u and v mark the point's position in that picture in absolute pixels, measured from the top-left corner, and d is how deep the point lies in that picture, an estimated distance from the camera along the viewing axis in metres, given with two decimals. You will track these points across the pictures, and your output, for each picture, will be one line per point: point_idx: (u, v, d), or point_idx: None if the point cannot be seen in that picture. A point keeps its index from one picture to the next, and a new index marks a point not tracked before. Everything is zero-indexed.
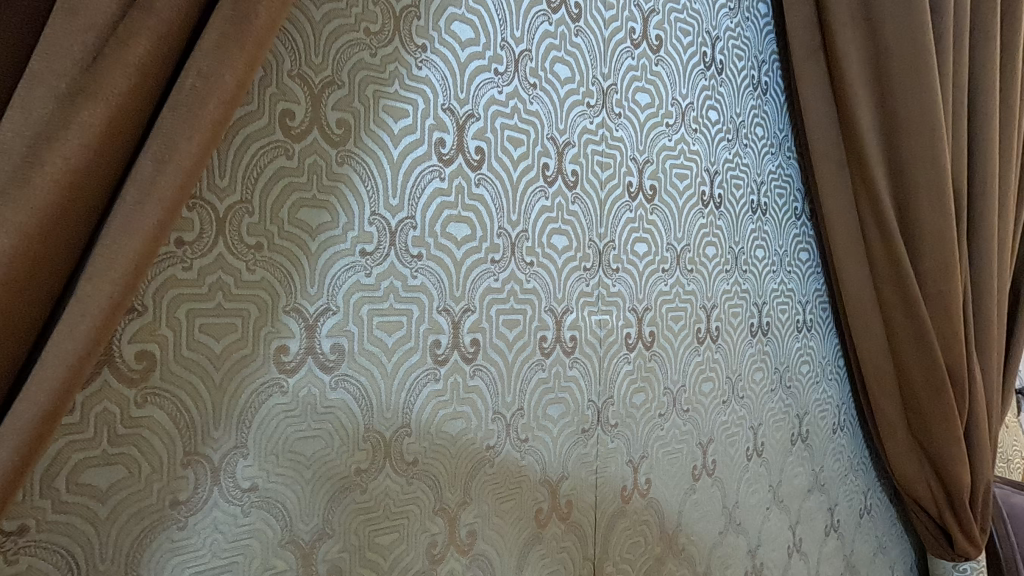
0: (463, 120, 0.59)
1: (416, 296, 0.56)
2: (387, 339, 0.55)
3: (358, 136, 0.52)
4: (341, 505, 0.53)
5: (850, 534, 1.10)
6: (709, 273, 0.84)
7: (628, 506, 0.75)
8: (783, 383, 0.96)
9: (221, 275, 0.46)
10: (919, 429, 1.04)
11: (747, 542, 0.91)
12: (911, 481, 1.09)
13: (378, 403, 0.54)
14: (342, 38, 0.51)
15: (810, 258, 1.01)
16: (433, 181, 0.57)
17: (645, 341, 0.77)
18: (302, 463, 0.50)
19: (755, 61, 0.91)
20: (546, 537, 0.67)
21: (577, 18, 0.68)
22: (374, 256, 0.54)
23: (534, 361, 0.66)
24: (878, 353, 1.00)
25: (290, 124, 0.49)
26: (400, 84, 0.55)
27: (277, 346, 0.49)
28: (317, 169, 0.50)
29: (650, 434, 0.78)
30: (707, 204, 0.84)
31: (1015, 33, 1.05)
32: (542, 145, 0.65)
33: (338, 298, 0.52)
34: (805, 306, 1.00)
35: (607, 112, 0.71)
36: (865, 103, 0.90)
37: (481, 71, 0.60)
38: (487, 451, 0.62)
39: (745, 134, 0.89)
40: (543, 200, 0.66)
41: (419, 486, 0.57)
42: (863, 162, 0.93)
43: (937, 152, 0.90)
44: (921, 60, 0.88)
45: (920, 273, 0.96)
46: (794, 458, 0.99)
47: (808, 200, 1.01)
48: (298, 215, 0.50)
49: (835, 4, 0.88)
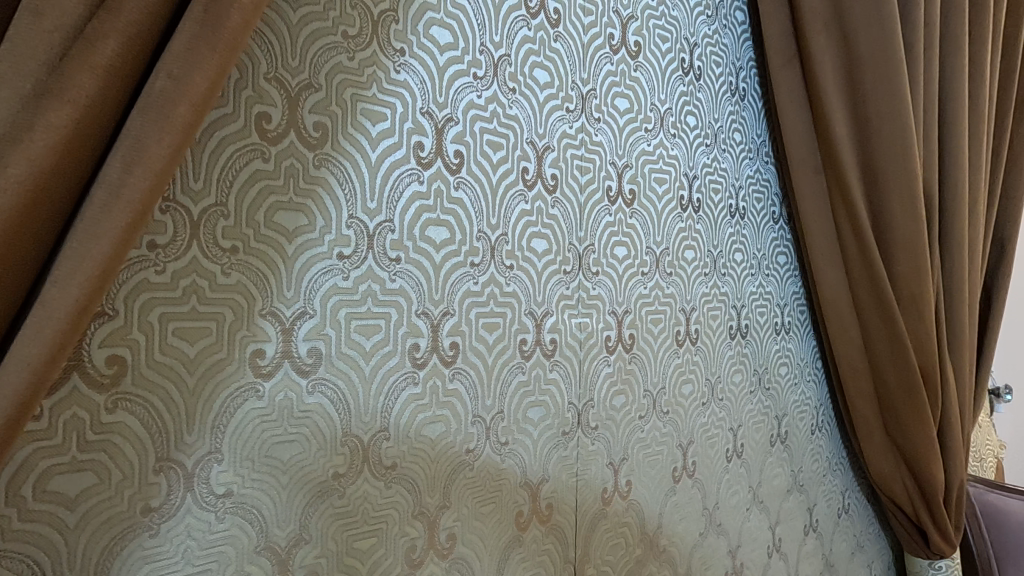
0: (441, 124, 0.59)
1: (395, 299, 0.56)
2: (365, 343, 0.55)
3: (336, 140, 0.52)
4: (319, 510, 0.52)
5: (829, 534, 1.11)
6: (688, 277, 0.85)
7: (609, 508, 0.76)
8: (762, 385, 0.98)
9: (195, 278, 0.46)
10: (894, 430, 1.06)
11: (727, 542, 0.92)
12: (888, 480, 1.11)
13: (356, 407, 0.54)
14: (319, 41, 0.51)
15: (788, 262, 1.03)
16: (412, 184, 0.57)
17: (625, 344, 0.77)
18: (278, 468, 0.50)
19: (732, 68, 0.92)
20: (526, 540, 0.68)
21: (556, 23, 0.69)
22: (352, 259, 0.53)
23: (514, 364, 0.66)
24: (855, 355, 1.02)
25: (266, 127, 0.49)
26: (378, 88, 0.55)
27: (253, 350, 0.49)
28: (295, 172, 0.50)
29: (630, 436, 0.78)
30: (686, 208, 0.85)
31: (983, 43, 1.08)
32: (522, 149, 0.66)
33: (315, 302, 0.52)
34: (783, 309, 1.02)
35: (586, 117, 0.72)
36: (840, 110, 0.92)
37: (459, 75, 0.60)
38: (466, 454, 0.62)
39: (723, 140, 0.90)
40: (522, 204, 0.66)
41: (397, 490, 0.57)
42: (838, 168, 0.94)
43: (908, 158, 0.92)
44: (893, 69, 0.90)
45: (894, 277, 0.98)
46: (774, 459, 1.00)
47: (786, 205, 1.02)
48: (274, 219, 0.49)
49: (809, 13, 0.90)
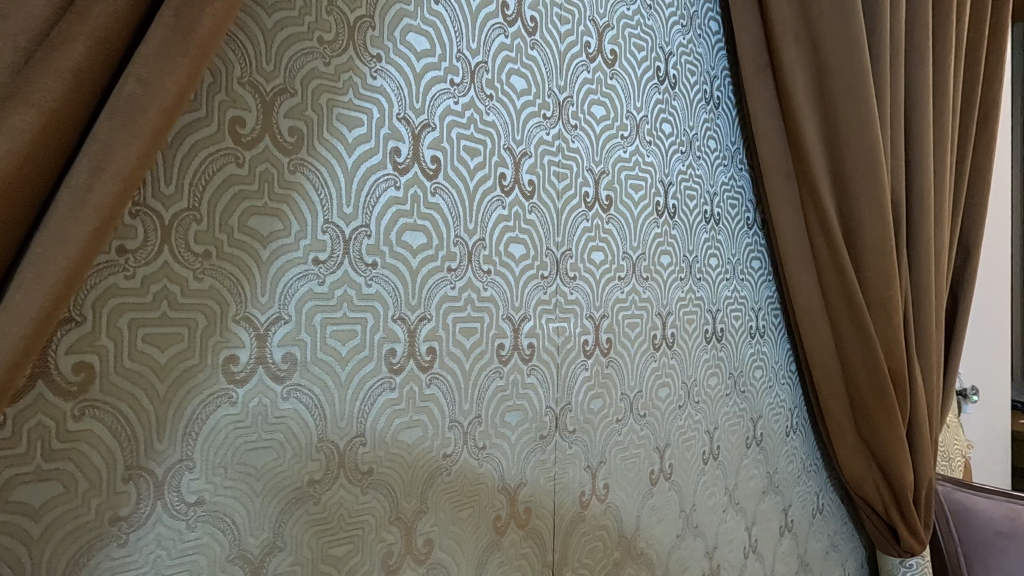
0: (418, 129, 0.59)
1: (371, 304, 0.56)
2: (341, 348, 0.54)
3: (311, 144, 0.52)
4: (293, 517, 0.52)
5: (804, 534, 1.13)
6: (664, 281, 0.86)
7: (587, 511, 0.76)
8: (737, 388, 0.99)
9: (167, 284, 0.45)
10: (865, 431, 1.08)
11: (704, 543, 0.93)
12: (860, 480, 1.13)
13: (332, 412, 0.54)
14: (294, 46, 0.51)
15: (762, 266, 1.05)
16: (388, 190, 0.57)
17: (602, 348, 0.78)
18: (252, 474, 0.49)
19: (707, 76, 0.94)
20: (503, 544, 0.68)
21: (532, 31, 0.70)
22: (327, 264, 0.53)
23: (491, 368, 0.66)
24: (827, 358, 1.04)
25: (240, 132, 0.48)
26: (354, 94, 0.55)
27: (226, 356, 0.48)
28: (270, 177, 0.50)
29: (607, 440, 0.79)
30: (661, 214, 0.86)
31: (946, 56, 1.12)
32: (499, 155, 0.66)
33: (290, 307, 0.51)
34: (757, 313, 1.04)
35: (563, 123, 0.73)
36: (810, 119, 0.94)
37: (436, 82, 0.60)
38: (444, 459, 0.62)
39: (698, 147, 0.92)
40: (499, 209, 0.66)
41: (374, 496, 0.57)
42: (809, 176, 0.97)
43: (875, 165, 0.95)
44: (861, 79, 0.92)
45: (864, 281, 1.01)
46: (749, 460, 1.02)
47: (759, 211, 1.04)
48: (248, 223, 0.49)
49: (780, 23, 0.92)
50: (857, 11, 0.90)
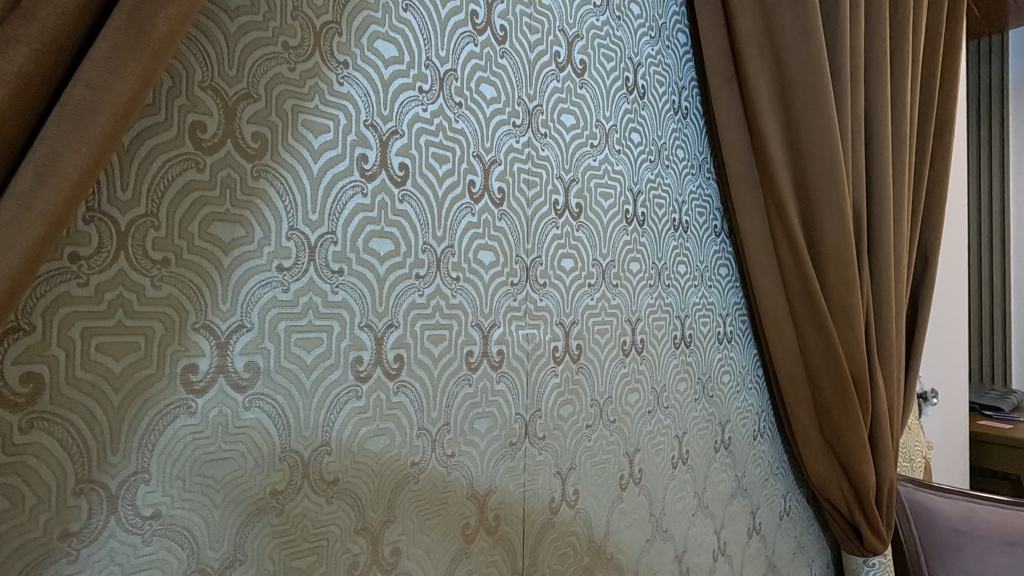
0: (386, 136, 0.59)
1: (337, 312, 0.56)
2: (305, 357, 0.54)
3: (276, 151, 0.52)
4: (255, 529, 0.51)
5: (771, 535, 1.15)
6: (633, 288, 0.88)
7: (557, 517, 0.77)
8: (705, 393, 1.01)
9: (122, 291, 0.44)
10: (829, 434, 1.11)
11: (674, 547, 0.94)
12: (825, 482, 1.16)
13: (296, 421, 0.53)
14: (257, 51, 0.50)
15: (729, 273, 1.07)
16: (355, 197, 0.57)
17: (572, 354, 0.79)
18: (212, 486, 0.48)
19: (675, 87, 0.96)
20: (473, 552, 0.67)
21: (502, 40, 0.70)
22: (292, 272, 0.53)
23: (460, 376, 0.66)
24: (792, 363, 1.07)
25: (201, 137, 0.48)
26: (321, 100, 0.54)
27: (185, 365, 0.47)
28: (231, 183, 0.49)
29: (577, 445, 0.79)
30: (631, 222, 0.87)
31: (903, 71, 1.17)
32: (468, 162, 0.66)
33: (253, 315, 0.51)
34: (725, 319, 1.06)
35: (533, 131, 0.74)
36: (774, 130, 0.97)
37: (404, 89, 0.60)
38: (411, 467, 0.62)
39: (666, 156, 0.94)
40: (469, 216, 0.67)
41: (339, 506, 0.56)
42: (773, 185, 0.99)
43: (836, 175, 0.97)
44: (821, 92, 0.95)
45: (827, 288, 1.03)
46: (718, 464, 1.03)
47: (726, 218, 1.07)
48: (209, 229, 0.48)
49: (745, 36, 0.94)
50: (817, 26, 0.93)
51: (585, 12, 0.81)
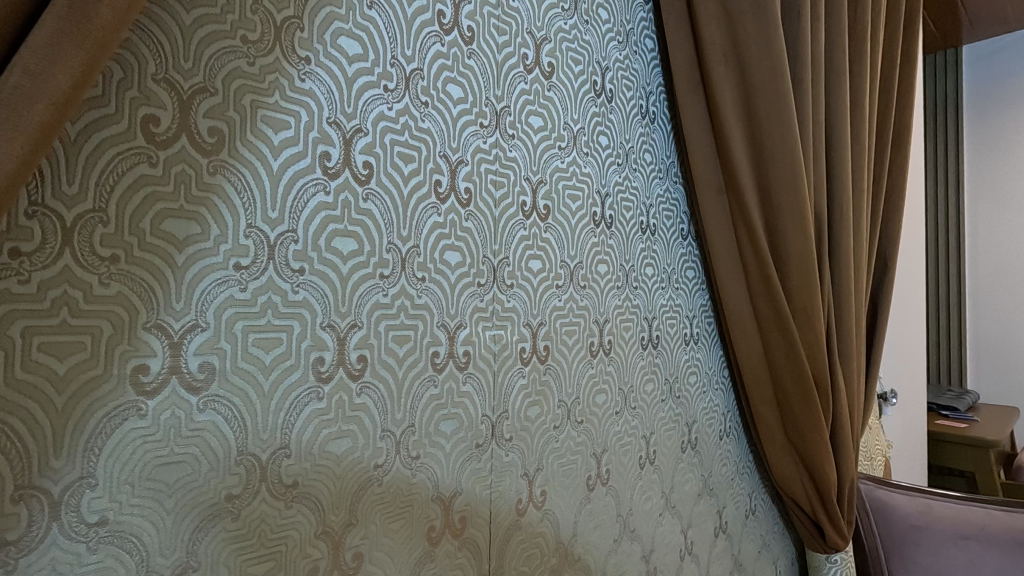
0: (350, 134, 0.58)
1: (298, 311, 0.55)
2: (264, 357, 0.53)
3: (233, 146, 0.51)
4: (209, 535, 0.49)
5: (737, 534, 1.17)
6: (601, 290, 0.88)
7: (524, 519, 0.77)
8: (672, 393, 1.02)
9: (67, 289, 0.43)
10: (792, 433, 1.14)
11: (641, 547, 0.95)
12: (789, 481, 1.18)
13: (253, 423, 0.52)
14: (214, 45, 0.49)
15: (695, 276, 1.09)
16: (317, 195, 0.56)
17: (539, 356, 0.79)
18: (163, 491, 0.47)
19: (642, 92, 0.98)
20: (437, 555, 0.67)
21: (469, 41, 0.70)
22: (250, 270, 0.52)
23: (425, 377, 0.65)
24: (756, 364, 1.09)
25: (154, 131, 0.46)
26: (281, 96, 0.54)
27: (135, 365, 0.46)
28: (186, 178, 0.48)
29: (544, 446, 0.79)
30: (598, 224, 0.88)
31: (861, 81, 1.21)
32: (434, 162, 0.66)
33: (208, 314, 0.49)
34: (691, 321, 1.07)
35: (500, 132, 0.74)
36: (738, 136, 0.99)
37: (369, 87, 0.60)
38: (375, 469, 0.61)
39: (634, 160, 0.95)
40: (434, 216, 0.66)
41: (299, 509, 0.55)
42: (737, 191, 1.01)
43: (797, 181, 1.00)
44: (783, 99, 0.97)
45: (789, 290, 1.06)
46: (684, 464, 1.05)
47: (693, 222, 1.09)
48: (162, 226, 0.47)
49: (710, 43, 0.96)
50: (778, 35, 0.95)
51: (553, 15, 0.81)
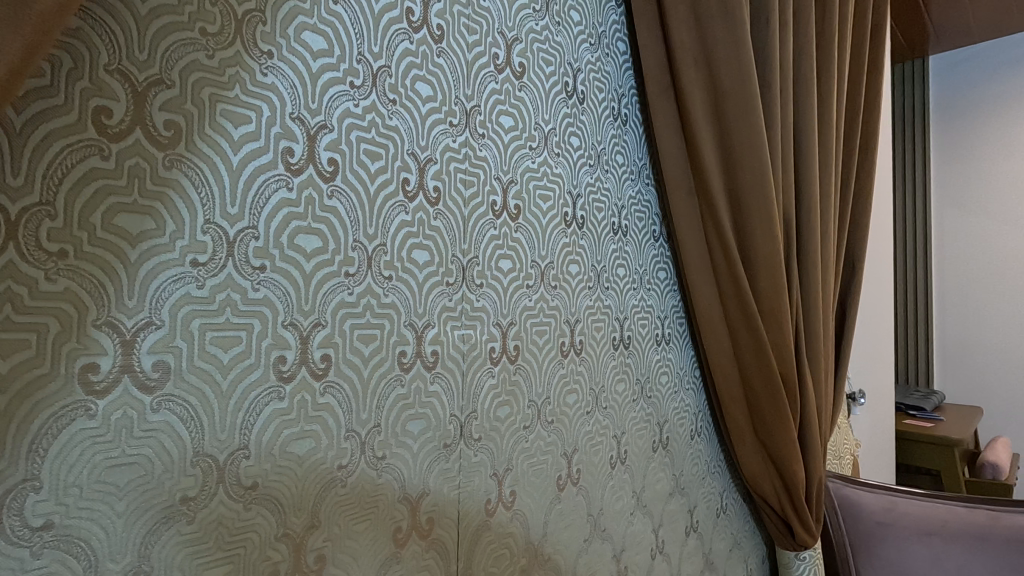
0: (314, 130, 0.58)
1: (258, 309, 0.54)
2: (222, 356, 0.52)
3: (191, 140, 0.50)
4: (162, 539, 0.48)
5: (708, 533, 1.18)
6: (572, 290, 0.89)
7: (493, 519, 0.76)
8: (644, 393, 1.03)
9: (11, 285, 0.41)
10: (762, 432, 1.15)
11: (612, 546, 0.96)
12: (759, 479, 1.20)
13: (210, 423, 0.51)
14: (171, 37, 0.48)
15: (667, 277, 1.10)
16: (279, 191, 0.55)
17: (509, 355, 0.79)
18: (113, 494, 0.46)
19: (614, 94, 0.98)
20: (404, 557, 0.66)
21: (439, 39, 0.70)
22: (207, 267, 0.50)
23: (391, 377, 0.65)
24: (726, 364, 1.10)
25: (106, 123, 0.45)
26: (242, 90, 0.53)
27: (84, 364, 0.44)
28: (140, 172, 0.47)
29: (514, 446, 0.79)
30: (570, 225, 0.88)
31: (829, 87, 1.23)
32: (402, 160, 0.66)
33: (163, 312, 0.48)
34: (663, 322, 1.09)
35: (470, 131, 0.74)
36: (708, 140, 1.00)
37: (334, 83, 0.59)
38: (339, 470, 0.60)
39: (606, 161, 0.96)
40: (402, 215, 0.66)
41: (258, 512, 0.54)
42: (707, 193, 1.02)
43: (765, 184, 1.02)
44: (751, 103, 0.98)
45: (758, 291, 1.07)
46: (656, 463, 1.05)
47: (665, 224, 1.10)
48: (114, 220, 0.46)
49: (680, 46, 0.97)
50: (747, 39, 0.97)
51: (524, 15, 0.81)
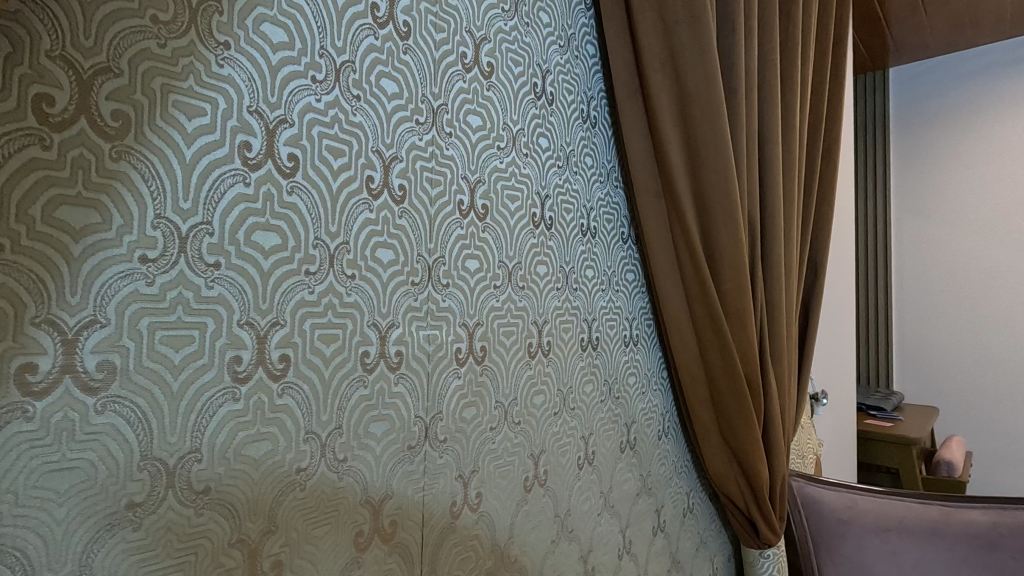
0: (273, 125, 0.56)
1: (212, 308, 0.52)
2: (173, 356, 0.50)
3: (141, 131, 0.48)
4: (106, 547, 0.46)
5: (675, 533, 1.20)
6: (540, 290, 0.89)
7: (458, 522, 0.75)
8: (612, 394, 1.04)
9: None
10: (727, 432, 1.17)
11: (579, 547, 0.96)
12: (724, 479, 1.22)
13: (160, 426, 0.49)
14: (120, 23, 0.46)
15: (635, 279, 1.11)
16: (235, 186, 0.54)
17: (475, 356, 0.78)
18: (52, 501, 0.43)
19: (583, 96, 0.99)
20: (366, 561, 0.65)
21: (405, 36, 0.69)
22: (158, 264, 0.49)
23: (354, 377, 0.63)
24: (692, 365, 1.12)
25: (48, 111, 0.43)
26: (195, 81, 0.51)
27: (21, 364, 0.42)
28: (85, 163, 0.45)
29: (480, 448, 0.78)
30: (538, 225, 0.88)
31: (792, 95, 1.26)
32: (366, 157, 0.64)
33: (108, 310, 0.46)
34: (631, 323, 1.09)
35: (436, 130, 0.73)
36: (674, 143, 1.01)
37: (295, 77, 0.58)
38: (297, 474, 0.58)
39: (574, 163, 0.96)
40: (366, 213, 0.64)
41: (211, 517, 0.52)
42: (674, 196, 1.03)
43: (729, 188, 1.03)
44: (716, 107, 1.00)
45: (723, 293, 1.09)
46: (623, 464, 1.06)
47: (633, 226, 1.11)
48: (56, 214, 0.44)
49: (647, 51, 0.98)
50: (712, 45, 0.98)
51: (492, 15, 0.81)
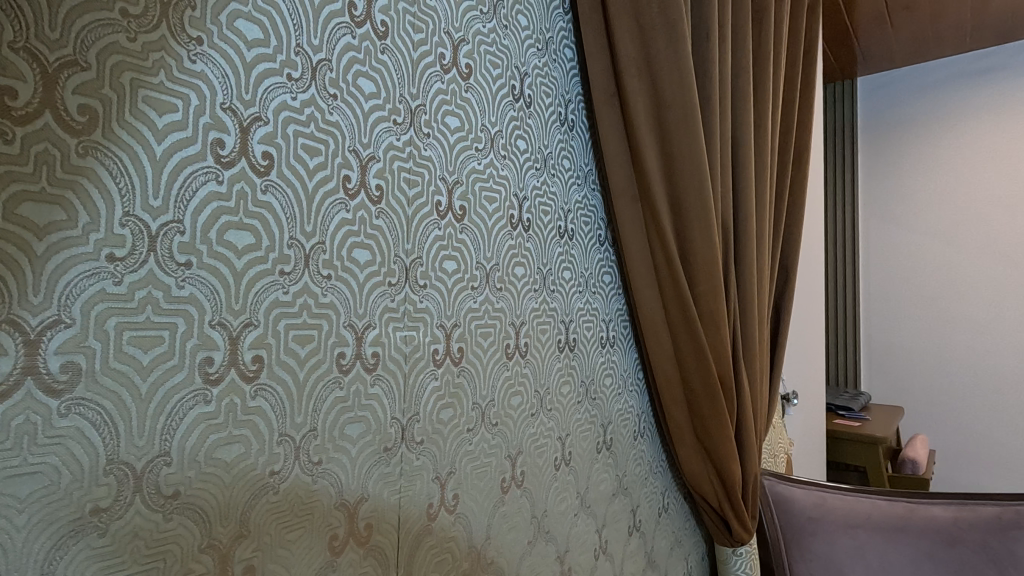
0: (247, 122, 0.56)
1: (182, 308, 0.51)
2: (142, 357, 0.49)
3: (109, 126, 0.47)
4: (70, 554, 0.45)
5: (650, 532, 1.21)
6: (518, 292, 0.89)
7: (434, 524, 0.75)
8: (588, 395, 1.04)
9: None
10: (701, 432, 1.19)
11: (555, 548, 0.96)
12: (698, 478, 1.24)
13: (127, 429, 0.48)
14: (87, 15, 0.45)
15: (612, 281, 1.12)
16: (208, 184, 0.53)
17: (453, 357, 0.78)
18: (12, 507, 0.42)
19: (561, 99, 1.00)
20: (340, 565, 0.64)
21: (383, 35, 0.69)
22: (126, 262, 0.47)
23: (330, 379, 0.63)
24: (667, 366, 1.13)
25: (10, 105, 0.42)
26: (166, 76, 0.50)
27: None
28: (50, 159, 0.44)
29: (457, 449, 0.78)
30: (516, 227, 0.89)
31: (764, 102, 1.29)
32: (343, 156, 0.64)
33: (73, 310, 0.45)
34: (607, 324, 1.10)
35: (414, 130, 0.73)
36: (650, 147, 1.03)
37: (270, 74, 0.57)
38: (270, 477, 0.57)
39: (552, 166, 0.97)
40: (343, 213, 0.64)
41: (180, 522, 0.51)
42: (650, 199, 1.05)
43: (703, 191, 1.05)
44: (690, 112, 1.02)
45: (697, 295, 1.11)
46: (599, 464, 1.07)
47: (610, 228, 1.12)
48: (18, 210, 0.42)
49: (624, 56, 0.99)
50: (687, 51, 1.00)
51: (470, 17, 0.81)
